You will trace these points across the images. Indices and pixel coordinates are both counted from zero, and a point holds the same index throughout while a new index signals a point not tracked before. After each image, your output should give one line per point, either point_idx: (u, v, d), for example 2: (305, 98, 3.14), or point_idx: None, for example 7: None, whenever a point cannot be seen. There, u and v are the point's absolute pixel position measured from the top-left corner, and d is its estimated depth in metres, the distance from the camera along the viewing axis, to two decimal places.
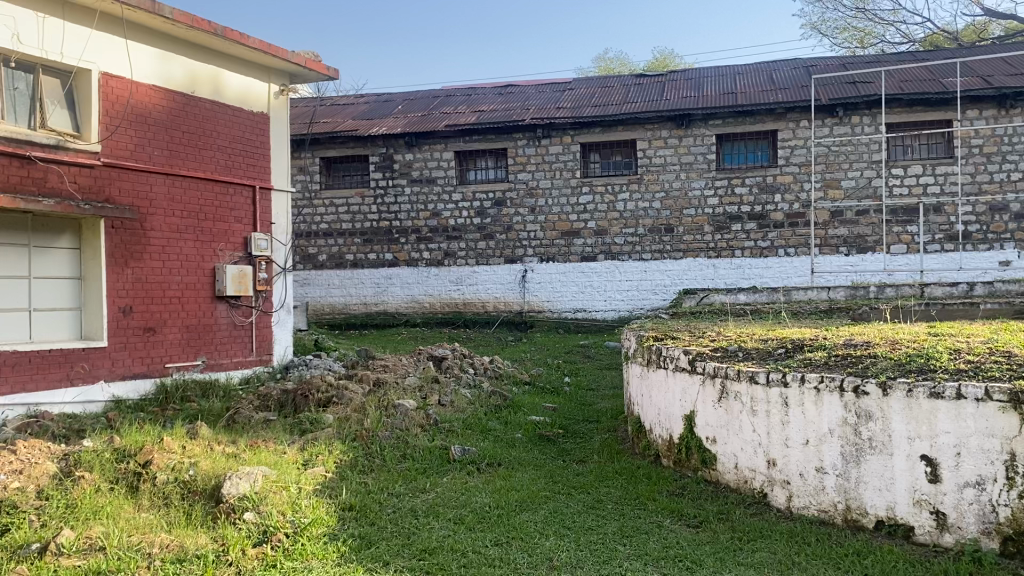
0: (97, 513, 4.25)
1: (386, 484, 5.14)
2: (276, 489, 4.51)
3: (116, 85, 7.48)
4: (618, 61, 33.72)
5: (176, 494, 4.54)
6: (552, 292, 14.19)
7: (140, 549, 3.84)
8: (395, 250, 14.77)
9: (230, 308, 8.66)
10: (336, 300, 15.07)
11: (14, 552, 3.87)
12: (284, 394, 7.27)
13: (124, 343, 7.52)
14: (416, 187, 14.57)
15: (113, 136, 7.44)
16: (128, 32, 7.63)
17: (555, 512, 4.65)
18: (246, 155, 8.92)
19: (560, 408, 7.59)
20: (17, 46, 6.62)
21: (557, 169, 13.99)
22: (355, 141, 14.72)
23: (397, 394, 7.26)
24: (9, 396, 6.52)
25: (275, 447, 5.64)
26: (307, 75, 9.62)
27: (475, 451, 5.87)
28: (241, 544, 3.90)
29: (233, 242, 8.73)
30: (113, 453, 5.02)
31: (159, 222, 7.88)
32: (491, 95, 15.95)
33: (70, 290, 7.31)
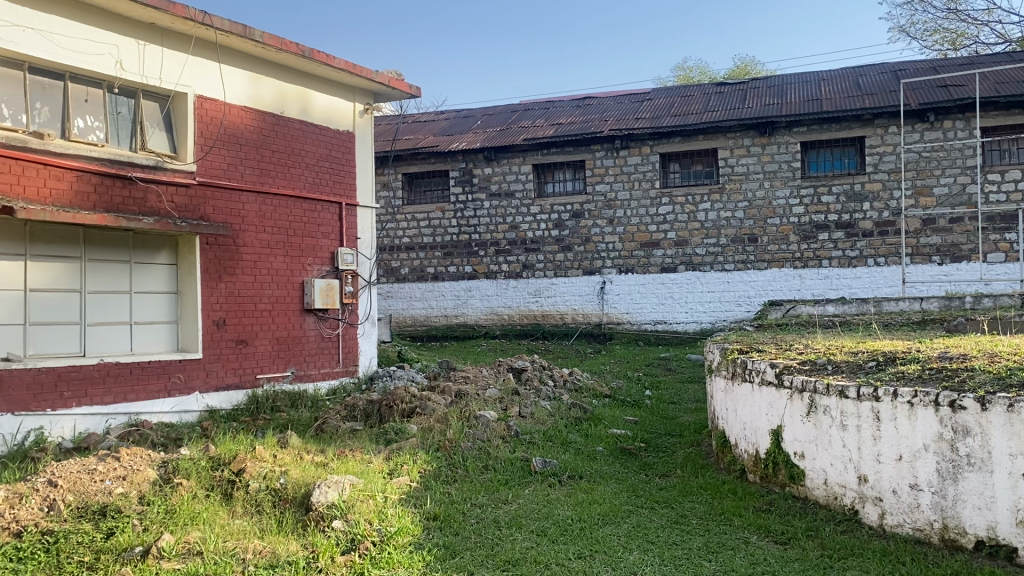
0: (194, 519, 4.44)
1: (469, 494, 5.20)
2: (363, 498, 4.61)
3: (210, 107, 7.80)
4: (698, 69, 33.44)
5: (268, 502, 4.70)
6: (632, 304, 14.08)
7: (234, 554, 3.98)
8: (474, 263, 14.93)
9: (318, 321, 8.91)
10: (417, 312, 15.30)
11: (120, 554, 4.05)
12: (370, 405, 7.41)
13: (218, 354, 7.80)
14: (495, 201, 14.71)
15: (208, 156, 7.74)
16: (221, 56, 7.96)
17: (638, 526, 4.61)
18: (333, 172, 9.16)
19: (642, 421, 7.53)
20: (120, 73, 7.02)
21: (636, 180, 13.91)
22: (436, 156, 14.97)
23: (478, 405, 7.33)
24: (112, 405, 6.86)
25: (361, 456, 5.76)
26: (390, 93, 9.81)
27: (556, 464, 5.87)
28: (330, 551, 4.00)
29: (320, 256, 8.98)
30: (208, 461, 5.22)
31: (251, 238, 8.15)
32: (570, 107, 15.99)
33: (168, 304, 7.65)
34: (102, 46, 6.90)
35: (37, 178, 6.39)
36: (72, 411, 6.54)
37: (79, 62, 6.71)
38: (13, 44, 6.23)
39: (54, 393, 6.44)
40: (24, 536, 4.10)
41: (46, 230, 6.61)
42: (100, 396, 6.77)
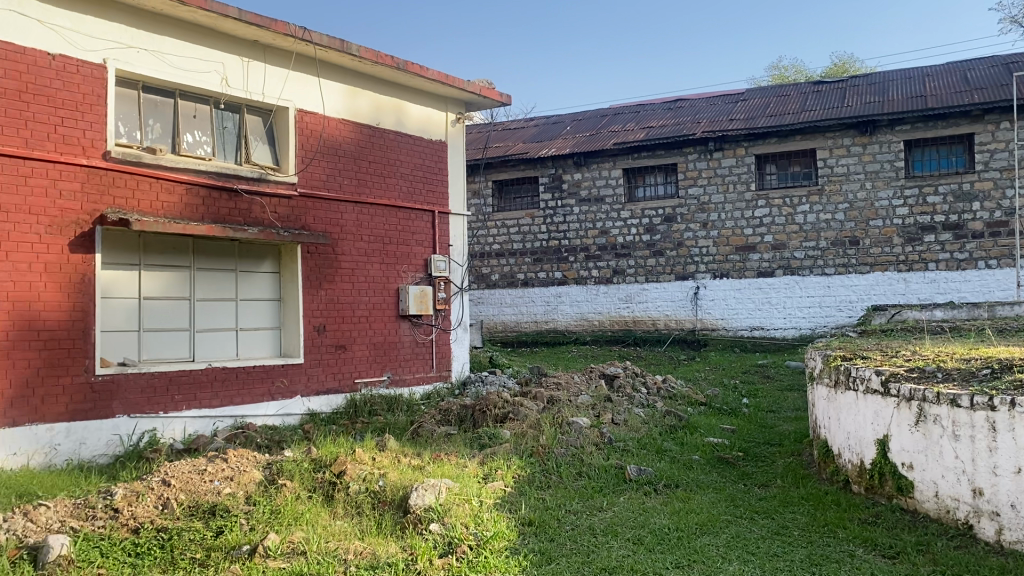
0: (298, 519, 4.58)
1: (563, 500, 5.20)
2: (459, 501, 4.68)
3: (310, 120, 8.05)
4: (793, 69, 32.69)
5: (367, 503, 4.82)
6: (727, 309, 13.77)
7: (336, 554, 4.09)
8: (565, 268, 14.94)
9: (413, 327, 9.07)
10: (508, 318, 15.44)
11: (228, 552, 4.21)
12: (463, 409, 7.48)
13: (319, 359, 8.04)
14: (585, 206, 14.70)
15: (308, 168, 7.99)
16: (321, 70, 8.20)
17: (737, 536, 4.52)
18: (426, 181, 9.32)
19: (739, 430, 7.37)
20: (225, 89, 7.33)
21: (731, 182, 13.65)
22: (526, 163, 15.09)
23: (571, 412, 7.32)
24: (218, 409, 7.14)
25: (456, 461, 5.83)
26: (482, 102, 9.91)
27: (651, 472, 5.80)
28: (428, 553, 4.06)
29: (415, 263, 9.14)
30: (311, 463, 5.37)
31: (349, 246, 8.37)
32: (661, 110, 15.82)
33: (272, 311, 7.92)
34: (209, 64, 7.21)
35: (151, 192, 6.73)
36: (182, 413, 6.86)
37: (187, 80, 7.03)
38: (127, 64, 6.59)
39: (166, 396, 6.76)
40: (141, 533, 4.29)
41: (159, 240, 6.94)
42: (207, 399, 7.07)
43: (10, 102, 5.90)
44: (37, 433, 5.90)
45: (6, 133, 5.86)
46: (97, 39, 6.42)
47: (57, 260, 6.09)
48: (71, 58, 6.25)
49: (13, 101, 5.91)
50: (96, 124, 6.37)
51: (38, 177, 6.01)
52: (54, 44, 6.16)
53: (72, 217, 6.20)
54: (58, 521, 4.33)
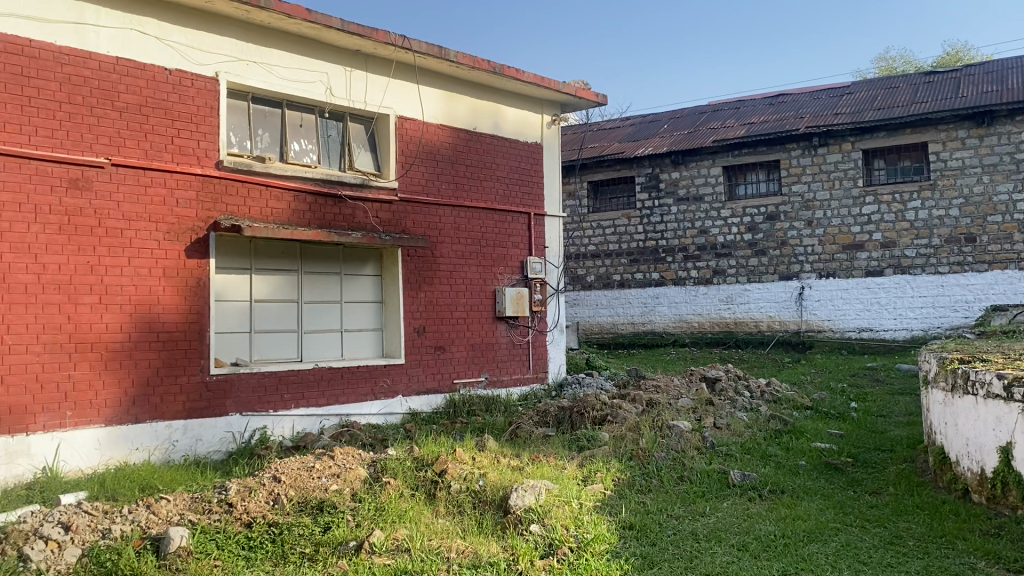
0: (401, 516, 4.67)
1: (665, 505, 5.13)
2: (560, 503, 4.68)
3: (410, 126, 8.22)
4: (902, 59, 31.49)
5: (469, 503, 4.88)
6: (834, 311, 13.28)
7: (439, 552, 4.16)
8: (662, 269, 14.77)
9: (510, 328, 9.14)
10: (605, 319, 15.38)
11: (336, 547, 4.31)
12: (562, 411, 7.47)
13: (419, 360, 8.18)
14: (683, 205, 14.51)
15: (408, 173, 8.15)
16: (420, 78, 8.35)
17: (847, 545, 4.37)
18: (523, 183, 9.37)
19: (849, 435, 7.10)
20: (329, 99, 7.57)
21: (836, 178, 13.20)
22: (622, 163, 15.05)
23: (671, 415, 7.21)
24: (325, 408, 7.37)
25: (555, 462, 5.84)
26: (578, 103, 9.88)
27: (756, 478, 5.66)
28: (529, 555, 4.08)
29: (511, 265, 9.20)
30: (413, 462, 5.48)
31: (447, 249, 8.50)
32: (762, 106, 15.46)
33: (374, 313, 8.12)
34: (314, 74, 7.45)
35: (261, 199, 7.01)
36: (291, 412, 7.10)
37: (294, 91, 7.29)
38: (237, 76, 6.88)
39: (275, 395, 7.02)
40: (253, 527, 4.47)
41: (268, 246, 7.21)
42: (315, 398, 7.30)
43: (132, 116, 6.24)
44: (157, 430, 6.22)
45: (128, 145, 6.20)
46: (209, 53, 6.72)
47: (174, 265, 6.41)
48: (186, 72, 6.56)
49: (134, 115, 6.24)
50: (210, 134, 6.68)
51: (157, 187, 6.33)
52: (170, 59, 6.48)
53: (188, 225, 6.50)
54: (177, 514, 4.55)
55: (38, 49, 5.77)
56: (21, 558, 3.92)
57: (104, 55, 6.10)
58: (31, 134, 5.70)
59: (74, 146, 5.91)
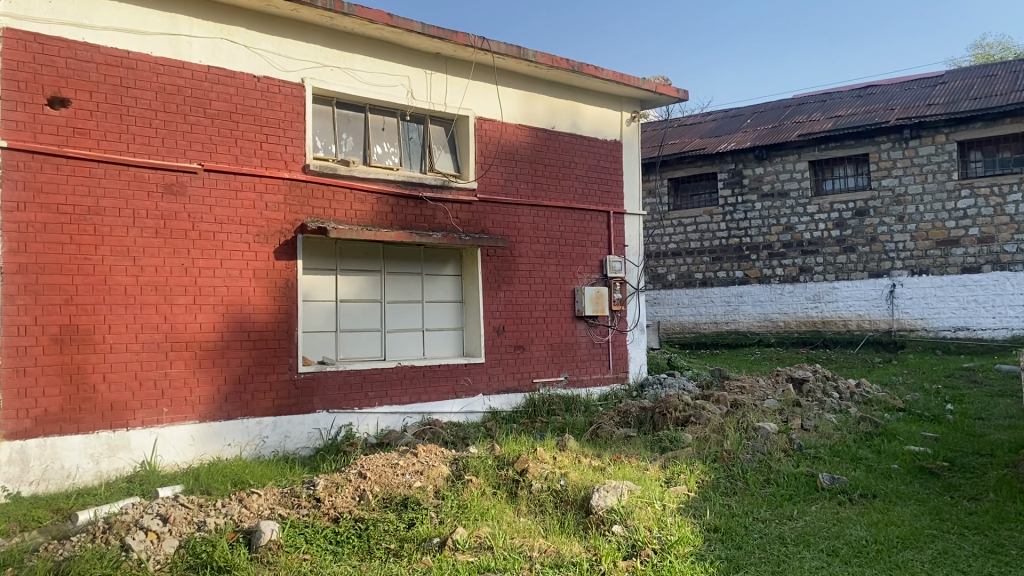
0: (484, 514, 4.70)
1: (750, 508, 5.02)
2: (642, 505, 4.65)
3: (489, 127, 8.27)
4: (1000, 46, 30.14)
5: (550, 503, 4.88)
6: (927, 309, 12.75)
7: (522, 551, 4.17)
8: (746, 267, 14.49)
9: (590, 328, 9.10)
10: (686, 318, 15.18)
11: (420, 543, 4.37)
12: (643, 411, 7.40)
13: (499, 359, 8.22)
14: (768, 201, 14.21)
15: (488, 174, 8.21)
16: (499, 78, 8.40)
17: (944, 553, 4.20)
18: (602, 181, 9.31)
19: (944, 438, 6.83)
20: (410, 102, 7.68)
21: (929, 172, 12.70)
22: (703, 160, 14.86)
23: (756, 416, 7.06)
24: (407, 405, 7.48)
25: (638, 463, 5.80)
26: (658, 100, 9.76)
27: (845, 481, 5.50)
28: (612, 556, 4.06)
29: (591, 264, 9.16)
30: (495, 460, 5.50)
31: (526, 248, 8.53)
32: (850, 98, 15.00)
33: (455, 312, 8.21)
34: (395, 78, 7.58)
35: (345, 202, 7.16)
36: (375, 410, 7.24)
37: (376, 95, 7.43)
38: (322, 82, 7.04)
39: (360, 392, 7.16)
40: (340, 522, 4.57)
41: (352, 247, 7.37)
42: (398, 396, 7.42)
43: (223, 123, 6.46)
44: (248, 426, 6.43)
45: (219, 151, 6.41)
46: (295, 60, 6.90)
47: (264, 266, 6.61)
48: (274, 79, 6.76)
49: (224, 122, 6.46)
50: (296, 139, 6.86)
51: (247, 191, 6.53)
52: (259, 66, 6.68)
53: (277, 227, 6.70)
54: (268, 508, 4.69)
55: (135, 60, 6.01)
56: (124, 547, 4.10)
57: (196, 64, 6.33)
58: (129, 142, 5.96)
59: (169, 153, 6.15)
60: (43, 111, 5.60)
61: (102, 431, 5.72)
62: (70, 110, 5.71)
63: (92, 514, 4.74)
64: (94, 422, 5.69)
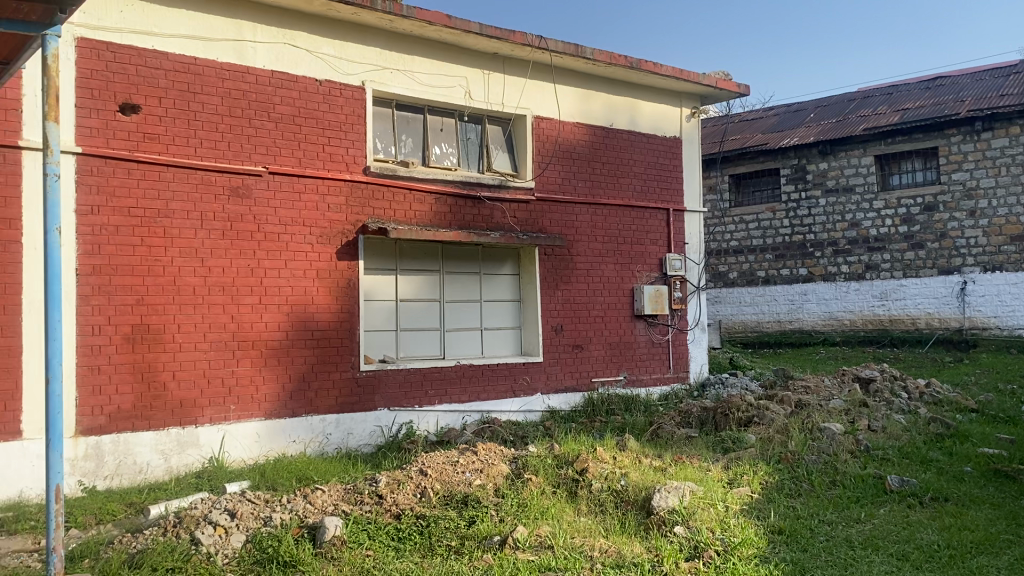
0: (544, 513, 4.70)
1: (816, 510, 4.93)
2: (705, 506, 4.59)
3: (547, 126, 8.27)
4: None
5: (611, 503, 4.86)
6: (1001, 307, 12.35)
7: (583, 551, 4.17)
8: (810, 265, 14.19)
9: (649, 327, 9.02)
10: (748, 317, 14.95)
11: (481, 541, 4.39)
12: (705, 412, 7.31)
13: (558, 359, 8.22)
14: (832, 197, 13.90)
15: (545, 172, 8.21)
16: (557, 77, 8.38)
17: (1022, 560, 4.05)
18: (661, 179, 9.23)
19: (1020, 440, 6.59)
20: (468, 102, 7.73)
21: (1003, 165, 12.28)
22: (765, 155, 14.62)
23: (822, 417, 6.92)
24: (466, 404, 7.53)
25: (700, 464, 5.73)
26: (719, 96, 9.63)
27: (916, 484, 5.35)
28: (674, 556, 4.02)
29: (650, 263, 9.09)
30: (554, 459, 5.49)
31: (585, 247, 8.50)
32: (917, 90, 14.58)
33: (514, 311, 8.22)
34: (453, 79, 7.63)
35: (404, 202, 7.24)
36: (435, 408, 7.30)
37: (435, 96, 7.50)
38: (381, 84, 7.13)
39: (420, 390, 7.23)
40: (402, 519, 4.61)
41: (411, 247, 7.44)
42: (457, 395, 7.47)
43: (286, 126, 6.58)
44: (312, 423, 6.55)
45: (283, 154, 6.54)
46: (355, 63, 7.00)
47: (327, 266, 6.72)
48: (335, 82, 6.86)
49: (288, 125, 6.59)
50: (357, 141, 6.95)
51: (310, 193, 6.65)
52: (321, 71, 6.79)
53: (338, 228, 6.80)
54: (332, 504, 4.76)
55: (202, 66, 6.17)
56: (194, 541, 4.22)
57: (260, 69, 6.46)
58: (197, 146, 6.12)
59: (235, 157, 6.30)
60: (115, 117, 5.78)
61: (172, 428, 5.89)
62: (140, 116, 5.88)
63: (163, 508, 4.88)
64: (165, 419, 5.87)
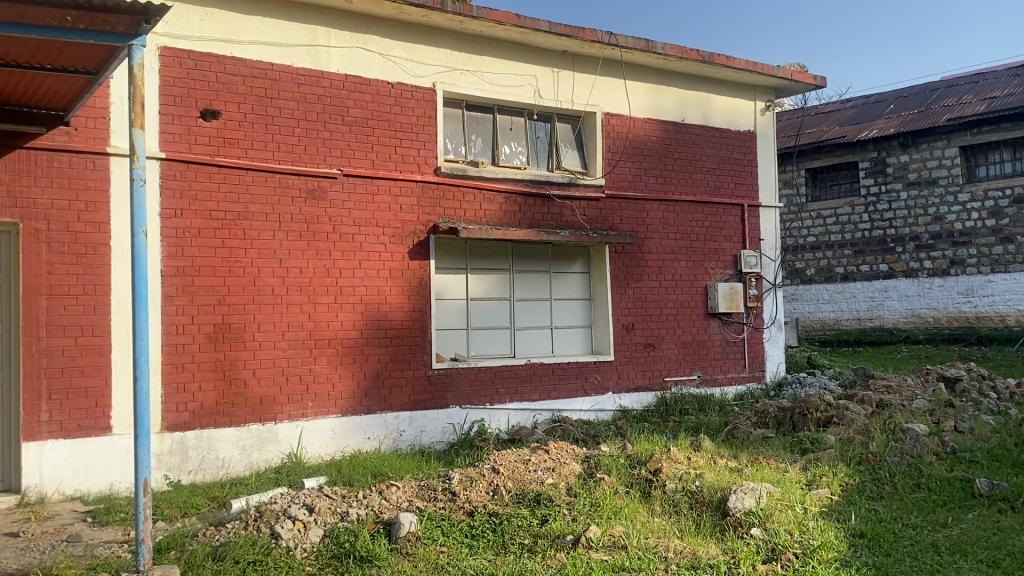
0: (617, 513, 4.67)
1: (900, 513, 4.77)
2: (782, 508, 4.51)
3: (617, 122, 8.20)
4: None
5: (685, 503, 4.81)
6: None
7: (657, 551, 4.13)
8: (891, 260, 13.76)
9: (723, 325, 8.88)
10: (826, 315, 14.59)
11: (554, 540, 4.39)
12: (782, 412, 7.16)
13: (629, 357, 8.15)
14: (914, 190, 13.45)
15: (616, 169, 8.15)
16: (627, 73, 8.31)
17: None
18: (735, 174, 9.06)
19: None
20: (537, 101, 7.73)
21: None
22: (843, 148, 14.24)
23: (905, 417, 6.71)
24: (537, 402, 7.53)
25: (777, 464, 5.61)
26: (794, 88, 9.40)
27: (1007, 487, 5.12)
28: (751, 559, 3.96)
29: (724, 260, 8.94)
30: (627, 459, 5.44)
31: (656, 244, 8.41)
32: (1005, 77, 13.99)
33: (584, 309, 8.19)
34: (522, 78, 7.65)
35: (475, 202, 7.28)
36: (506, 406, 7.33)
37: (504, 96, 7.53)
38: (451, 85, 7.20)
39: (492, 389, 7.26)
40: (475, 516, 4.64)
41: (482, 246, 7.49)
42: (527, 393, 7.48)
43: (360, 129, 6.69)
44: (386, 421, 6.65)
45: (357, 156, 6.66)
46: (426, 65, 7.08)
47: (399, 266, 6.81)
48: (406, 85, 6.95)
49: (361, 128, 6.69)
50: (428, 142, 7.03)
51: (382, 194, 6.75)
52: (393, 74, 6.88)
53: (411, 228, 6.88)
54: (406, 500, 4.82)
55: (279, 71, 6.32)
56: (274, 535, 4.33)
57: (334, 73, 6.59)
58: (274, 150, 6.27)
59: (311, 160, 6.43)
60: (197, 123, 5.97)
61: (252, 424, 6.05)
62: (220, 121, 6.06)
63: (244, 502, 5.02)
64: (245, 416, 6.03)
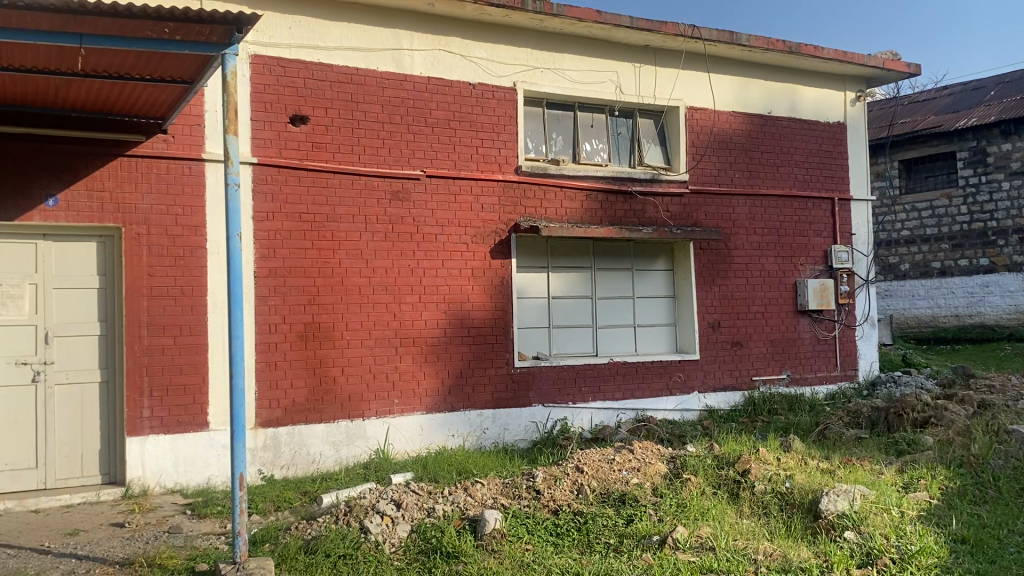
0: (704, 514, 4.60)
1: (1005, 518, 4.56)
2: (877, 511, 4.39)
3: (701, 117, 8.07)
4: None
5: (775, 505, 4.71)
6: None
7: (746, 553, 4.05)
8: (992, 254, 13.14)
9: (813, 323, 8.63)
10: (921, 312, 14.02)
11: (639, 540, 4.36)
12: (875, 411, 6.91)
13: (715, 356, 8.01)
14: (1017, 180, 12.82)
15: (700, 165, 8.02)
16: (711, 66, 8.17)
17: None
18: (824, 166, 8.80)
19: None
20: (618, 96, 7.68)
21: None
22: (939, 138, 13.68)
23: (1010, 418, 6.41)
24: (621, 401, 7.48)
25: (871, 466, 5.42)
26: (887, 77, 9.08)
27: None
28: (845, 563, 3.86)
29: (813, 255, 8.70)
30: (715, 459, 5.32)
31: (742, 240, 8.24)
32: None
33: (668, 307, 8.09)
34: (603, 74, 7.61)
35: (556, 200, 7.28)
36: (590, 405, 7.30)
37: (585, 92, 7.50)
38: (533, 84, 7.21)
39: (575, 387, 7.24)
40: (560, 514, 4.64)
41: (564, 244, 7.49)
42: (611, 392, 7.43)
43: (442, 130, 6.77)
44: (470, 419, 6.71)
45: (440, 157, 6.74)
46: (507, 64, 7.11)
47: (482, 265, 6.87)
48: (488, 85, 7.00)
49: (444, 130, 6.77)
50: (509, 142, 7.06)
51: (464, 194, 6.81)
52: (474, 75, 6.94)
53: (493, 227, 6.93)
54: (491, 498, 4.84)
55: (364, 76, 6.45)
56: (363, 529, 4.42)
57: (417, 76, 6.68)
58: (360, 153, 6.40)
59: (395, 161, 6.54)
60: (286, 128, 6.15)
61: (341, 421, 6.20)
62: (308, 126, 6.23)
63: (334, 497, 5.13)
64: (335, 412, 6.18)
